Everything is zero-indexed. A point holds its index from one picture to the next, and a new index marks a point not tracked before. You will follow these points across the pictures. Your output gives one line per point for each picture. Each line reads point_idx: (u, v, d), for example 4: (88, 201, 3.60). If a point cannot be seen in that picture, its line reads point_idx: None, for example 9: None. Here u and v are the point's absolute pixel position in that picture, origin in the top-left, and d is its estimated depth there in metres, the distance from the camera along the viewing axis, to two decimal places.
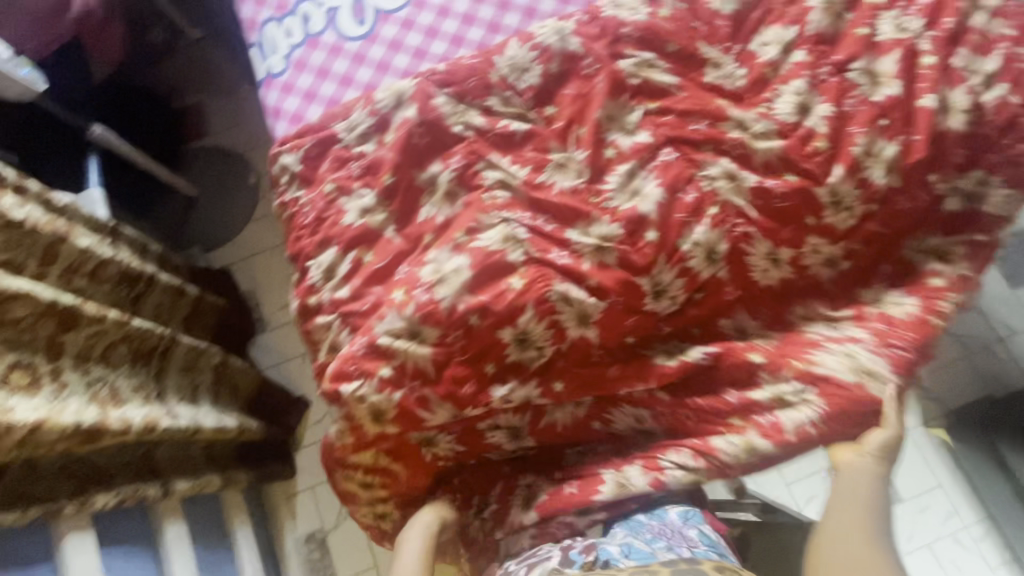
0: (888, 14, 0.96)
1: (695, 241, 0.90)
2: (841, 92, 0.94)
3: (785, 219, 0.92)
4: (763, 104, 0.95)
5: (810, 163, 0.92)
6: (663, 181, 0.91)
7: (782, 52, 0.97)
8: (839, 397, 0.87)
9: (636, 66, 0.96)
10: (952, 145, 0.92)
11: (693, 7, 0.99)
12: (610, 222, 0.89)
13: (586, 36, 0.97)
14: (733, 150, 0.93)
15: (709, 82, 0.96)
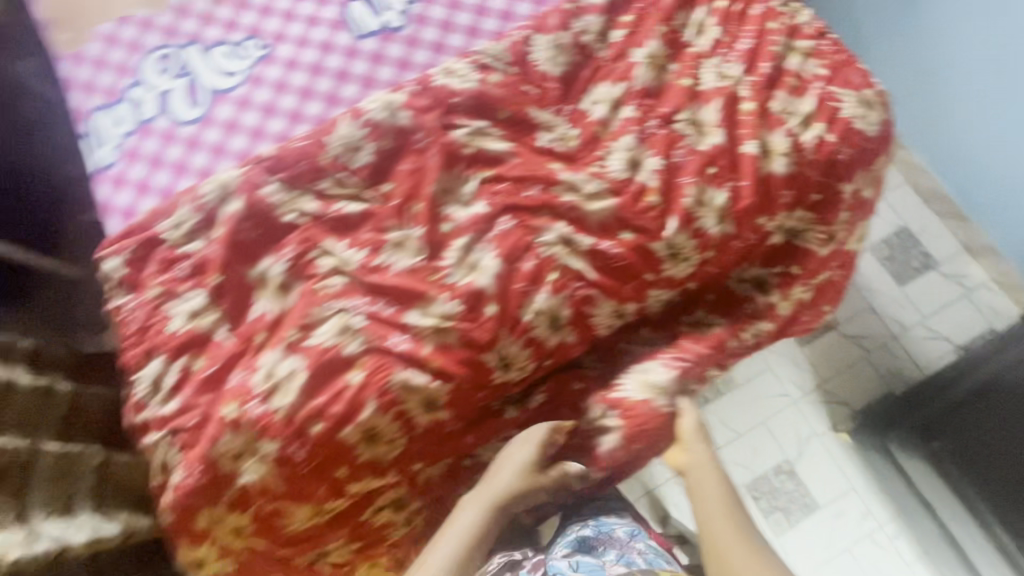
0: (710, 63, 1.02)
1: (536, 310, 0.89)
2: (669, 143, 0.97)
3: (625, 277, 0.93)
4: (596, 162, 0.96)
5: (645, 219, 0.93)
6: (500, 252, 0.91)
7: (611, 109, 1.00)
8: (647, 418, 0.96)
9: (469, 137, 0.97)
10: (780, 186, 0.96)
11: (525, 74, 1.03)
12: (450, 299, 0.89)
13: (415, 109, 0.98)
14: (568, 213, 0.93)
15: (542, 146, 0.98)
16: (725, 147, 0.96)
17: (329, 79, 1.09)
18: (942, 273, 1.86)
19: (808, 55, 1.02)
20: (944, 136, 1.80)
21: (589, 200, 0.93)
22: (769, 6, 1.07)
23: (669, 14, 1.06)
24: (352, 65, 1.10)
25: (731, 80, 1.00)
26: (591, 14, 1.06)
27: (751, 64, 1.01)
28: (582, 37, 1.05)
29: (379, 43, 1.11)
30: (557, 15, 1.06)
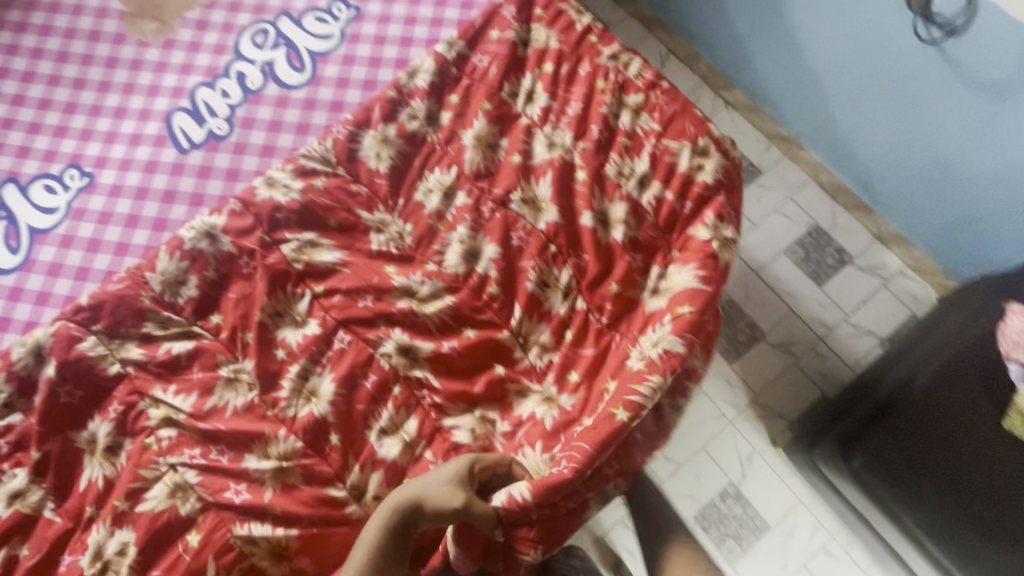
0: (540, 133, 0.99)
1: (381, 429, 0.84)
2: (506, 226, 0.93)
3: (474, 375, 0.88)
4: (434, 258, 0.92)
5: (487, 313, 0.89)
6: (336, 375, 0.85)
7: (444, 198, 0.96)
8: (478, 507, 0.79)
9: (296, 253, 0.92)
10: (625, 253, 0.91)
11: (353, 172, 0.98)
12: (288, 436, 0.83)
13: (236, 231, 0.93)
14: (404, 319, 0.88)
15: (375, 249, 0.93)
16: (562, 223, 0.92)
17: (155, 202, 1.04)
18: (858, 267, 1.82)
19: (640, 111, 1.00)
20: (832, 135, 1.78)
21: (423, 302, 0.89)
22: (596, 62, 1.04)
23: (496, 86, 1.03)
24: (178, 183, 1.05)
25: (563, 149, 0.97)
26: (417, 99, 1.03)
27: (582, 128, 0.98)
28: (407, 125, 1.01)
29: (205, 154, 1.06)
30: (380, 104, 1.02)
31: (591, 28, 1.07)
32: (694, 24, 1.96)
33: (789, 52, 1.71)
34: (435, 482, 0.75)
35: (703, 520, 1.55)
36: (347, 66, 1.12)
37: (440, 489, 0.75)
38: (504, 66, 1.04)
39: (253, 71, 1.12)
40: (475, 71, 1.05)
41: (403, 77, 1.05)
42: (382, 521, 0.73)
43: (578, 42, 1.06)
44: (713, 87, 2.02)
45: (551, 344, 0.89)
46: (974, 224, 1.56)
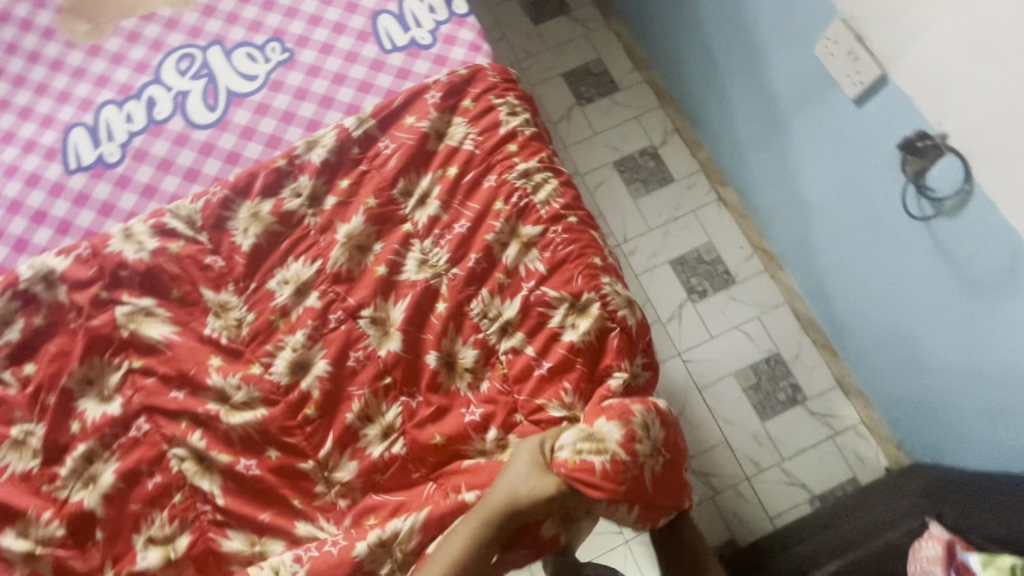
0: (418, 244, 0.91)
1: (149, 537, 0.78)
2: (346, 343, 0.85)
3: (260, 502, 0.80)
4: (263, 359, 0.85)
5: (296, 437, 0.82)
6: (120, 467, 0.80)
7: (295, 294, 0.88)
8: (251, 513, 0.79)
9: (127, 318, 0.87)
10: (466, 404, 0.83)
11: (214, 242, 0.92)
12: (50, 521, 0.78)
13: (74, 282, 0.89)
14: (207, 422, 0.82)
15: (207, 333, 0.87)
16: (403, 355, 0.84)
17: (24, 220, 0.99)
18: (809, 410, 1.68)
19: (530, 245, 0.90)
20: (813, 264, 1.63)
21: (232, 410, 0.83)
22: (504, 176, 0.94)
23: (390, 179, 0.94)
24: (52, 205, 1.00)
25: (433, 270, 0.89)
26: (306, 174, 0.95)
27: (461, 251, 0.89)
28: (287, 201, 0.94)
29: (87, 180, 1.01)
30: (265, 173, 0.95)
31: (512, 136, 0.98)
32: (702, 110, 1.83)
33: (786, 166, 1.55)
34: (517, 476, 0.74)
35: None
36: (258, 116, 1.05)
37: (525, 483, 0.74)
38: (406, 158, 0.95)
39: (164, 100, 1.07)
40: (377, 157, 0.97)
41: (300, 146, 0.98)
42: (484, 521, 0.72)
43: (494, 148, 0.96)
44: (710, 180, 1.89)
45: (355, 484, 0.80)
46: (930, 408, 1.42)
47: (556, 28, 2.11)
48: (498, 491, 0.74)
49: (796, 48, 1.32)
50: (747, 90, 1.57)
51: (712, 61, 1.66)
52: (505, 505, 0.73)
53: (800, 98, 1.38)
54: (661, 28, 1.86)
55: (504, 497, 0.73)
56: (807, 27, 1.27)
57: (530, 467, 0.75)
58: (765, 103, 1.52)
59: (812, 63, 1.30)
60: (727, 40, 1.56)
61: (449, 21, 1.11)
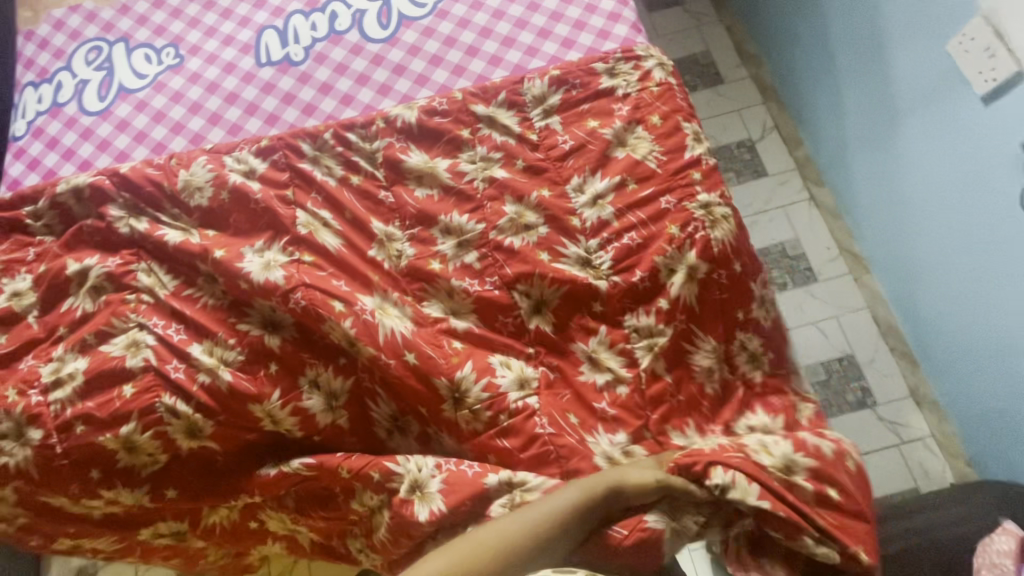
0: (584, 241, 0.93)
1: (313, 382, 0.90)
2: (497, 307, 0.91)
3: (398, 395, 0.90)
4: (414, 293, 0.93)
5: (435, 352, 0.88)
6: (297, 311, 0.90)
7: (457, 248, 0.95)
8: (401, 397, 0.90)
9: (305, 223, 0.97)
10: (602, 400, 0.87)
11: (390, 179, 1.01)
12: (234, 346, 0.91)
13: (269, 182, 1.01)
14: (358, 317, 0.89)
15: (372, 254, 0.95)
16: (550, 338, 0.90)
17: (219, 99, 1.15)
18: (878, 415, 1.68)
19: (692, 274, 0.91)
20: (904, 268, 1.64)
21: (384, 312, 0.90)
22: (684, 203, 0.94)
23: (566, 173, 0.98)
24: (243, 89, 1.16)
25: (594, 272, 0.92)
26: (484, 146, 1.02)
27: (614, 236, 0.92)
28: (462, 164, 1.01)
29: (275, 73, 1.16)
30: (447, 137, 1.03)
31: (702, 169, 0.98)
32: (810, 109, 1.86)
33: (893, 165, 1.56)
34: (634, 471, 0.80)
35: None
36: (424, 37, 1.18)
37: (638, 476, 0.79)
38: (582, 161, 0.98)
39: (344, 15, 1.21)
40: (553, 147, 1.01)
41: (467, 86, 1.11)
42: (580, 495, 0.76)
43: (677, 171, 0.97)
44: (806, 179, 1.91)
45: (482, 417, 0.86)
46: (1011, 424, 1.41)
47: (669, 19, 2.19)
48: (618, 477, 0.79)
49: (927, 43, 1.35)
50: (863, 87, 1.60)
51: (830, 58, 1.70)
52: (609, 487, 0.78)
53: (920, 95, 1.41)
54: (780, 25, 1.90)
55: (621, 481, 0.78)
56: (941, 22, 1.30)
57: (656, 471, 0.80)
58: (880, 100, 1.54)
59: (941, 59, 1.32)
60: (850, 35, 1.59)
61: None
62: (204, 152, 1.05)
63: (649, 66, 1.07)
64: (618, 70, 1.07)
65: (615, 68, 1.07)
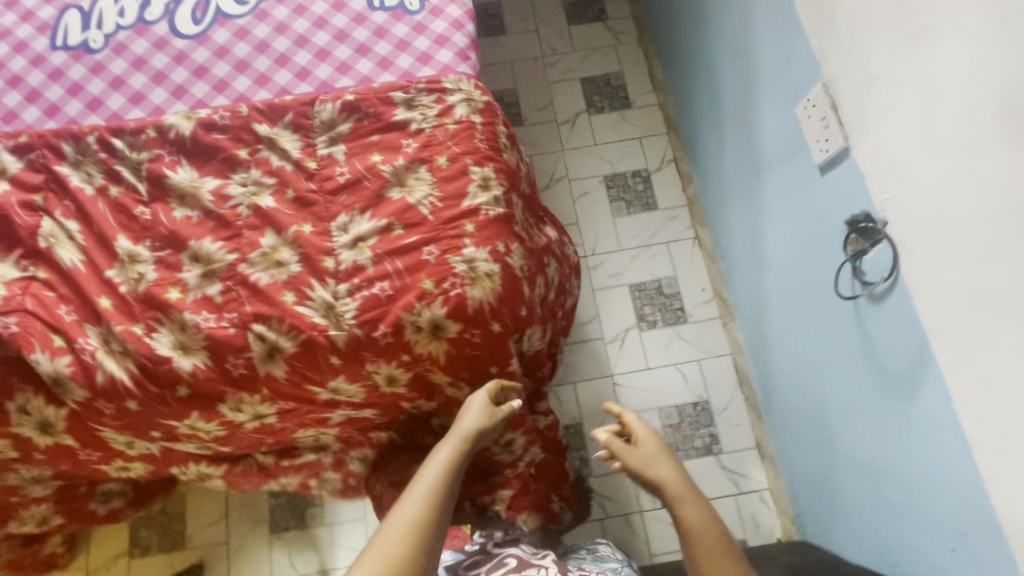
0: (335, 285, 0.88)
1: (23, 408, 0.86)
2: (228, 348, 0.86)
3: (134, 423, 0.89)
4: (147, 322, 0.88)
5: (156, 395, 0.86)
6: (15, 331, 0.85)
7: (201, 278, 0.89)
8: (124, 421, 0.89)
9: (47, 234, 0.91)
10: (334, 410, 0.97)
11: (151, 195, 0.94)
12: None
13: (19, 184, 0.94)
14: (80, 352, 0.85)
15: (110, 274, 0.89)
16: (281, 384, 0.88)
17: (2, 81, 1.07)
18: (721, 463, 1.68)
19: (439, 333, 0.88)
20: (759, 322, 1.62)
21: (109, 353, 0.86)
22: (446, 256, 0.89)
23: (334, 210, 0.93)
24: (30, 73, 1.07)
25: (337, 320, 0.87)
26: (258, 169, 0.95)
27: (365, 284, 0.88)
28: (231, 186, 0.94)
29: (67, 59, 1.08)
30: (220, 155, 0.96)
31: (482, 223, 0.93)
32: (701, 148, 1.82)
33: (757, 218, 1.53)
34: (474, 407, 0.91)
35: None
36: (237, 39, 1.09)
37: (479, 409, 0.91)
38: (354, 198, 0.93)
39: (157, 2, 1.12)
40: (328, 178, 0.94)
41: (264, 99, 1.04)
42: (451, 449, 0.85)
43: (449, 219, 0.92)
44: (693, 217, 1.88)
45: (219, 427, 0.94)
46: (827, 490, 1.41)
47: (588, 33, 2.11)
48: (455, 422, 0.90)
49: (784, 100, 1.30)
50: (740, 136, 1.56)
51: (718, 100, 1.65)
52: (470, 432, 0.89)
53: (779, 154, 1.36)
54: (683, 58, 1.85)
55: (461, 421, 0.90)
56: (794, 82, 1.25)
57: (489, 387, 0.93)
58: (752, 153, 1.50)
59: (793, 121, 1.28)
60: (731, 81, 1.55)
61: None
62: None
63: (454, 100, 1.01)
64: (419, 101, 1.00)
65: (417, 98, 1.00)
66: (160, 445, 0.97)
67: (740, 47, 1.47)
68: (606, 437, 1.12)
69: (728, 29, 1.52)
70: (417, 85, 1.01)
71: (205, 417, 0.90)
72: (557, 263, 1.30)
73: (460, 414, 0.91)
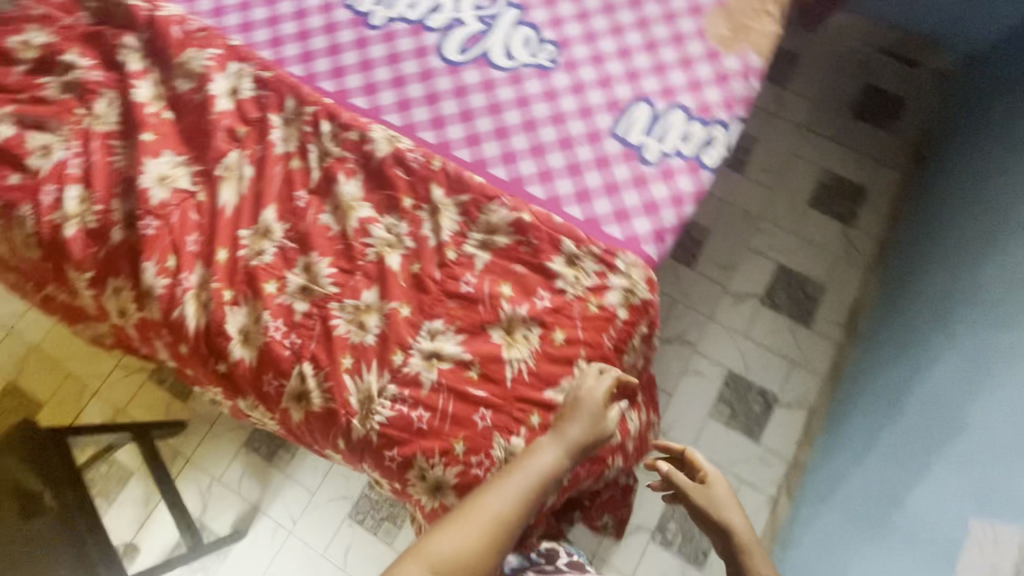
0: (387, 381, 0.86)
1: (118, 288, 0.95)
2: (273, 364, 0.88)
3: (177, 357, 0.95)
4: (237, 294, 0.92)
5: (204, 355, 0.92)
6: (151, 232, 0.93)
7: (299, 289, 0.91)
8: (172, 352, 0.95)
9: (225, 166, 0.98)
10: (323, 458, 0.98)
11: (317, 187, 0.97)
12: (96, 213, 0.96)
13: (238, 110, 1.02)
14: (178, 282, 0.92)
15: (242, 234, 0.94)
16: (291, 421, 0.89)
17: (290, 7, 1.12)
18: None
19: (437, 491, 0.85)
20: None
21: (196, 297, 0.92)
22: (494, 430, 0.84)
23: (437, 311, 0.89)
24: (315, 13, 1.11)
25: (366, 412, 0.85)
26: (408, 225, 0.94)
27: (408, 401, 0.85)
28: (377, 225, 0.94)
29: (346, 20, 1.11)
30: (389, 192, 0.96)
31: (547, 423, 0.85)
32: (845, 428, 1.53)
33: (845, 557, 1.26)
34: (588, 408, 0.84)
35: (355, 516, 1.58)
36: (481, 87, 1.07)
37: (592, 414, 0.84)
38: (461, 313, 0.89)
39: (444, 14, 1.13)
40: (455, 277, 0.91)
41: (461, 161, 1.01)
42: (557, 453, 0.82)
43: (522, 398, 0.85)
44: (785, 483, 1.61)
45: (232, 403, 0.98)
46: None
47: (820, 226, 1.82)
48: (564, 420, 0.84)
49: (966, 496, 1.03)
50: (893, 465, 1.28)
51: (897, 410, 1.36)
52: (579, 443, 0.83)
53: (918, 537, 1.09)
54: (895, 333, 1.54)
55: (570, 425, 0.83)
56: (992, 493, 0.97)
57: (605, 385, 0.85)
58: (892, 494, 1.23)
59: (958, 526, 1.01)
60: (925, 411, 1.26)
61: (684, 159, 1.04)
62: (222, 45, 1.05)
63: (614, 282, 0.92)
64: (583, 261, 0.92)
65: (583, 257, 0.92)
66: (187, 376, 1.03)
67: (965, 389, 1.18)
68: (669, 468, 1.07)
69: (965, 365, 1.22)
70: (592, 245, 0.93)
71: (225, 395, 0.94)
72: (624, 461, 1.12)
73: (570, 416, 0.84)
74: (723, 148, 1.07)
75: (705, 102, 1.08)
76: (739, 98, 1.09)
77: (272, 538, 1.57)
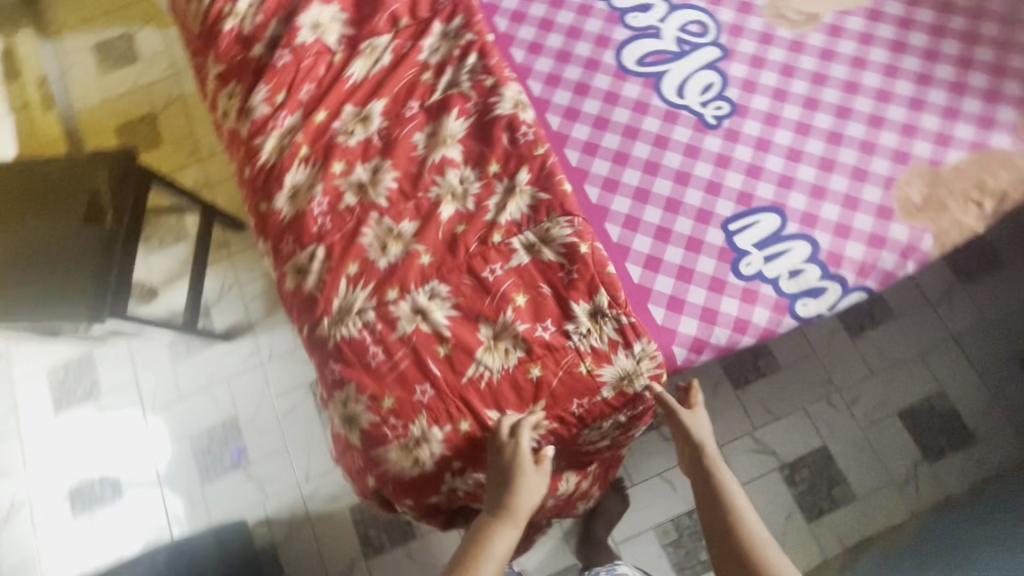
0: (373, 305, 0.88)
1: (232, 92, 1.03)
2: (299, 230, 0.93)
3: (239, 175, 1.03)
4: (310, 154, 0.97)
5: (257, 187, 0.99)
6: (282, 64, 1.00)
7: (358, 182, 0.94)
8: (239, 169, 1.03)
9: (371, 45, 1.02)
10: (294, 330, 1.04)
11: (429, 106, 0.98)
12: (253, 23, 1.04)
13: (413, 4, 1.04)
14: (275, 117, 0.98)
15: (346, 108, 0.99)
16: (284, 284, 0.95)
17: None
18: None
19: (348, 423, 0.87)
20: None
21: (280, 137, 0.98)
22: (425, 407, 0.84)
23: (451, 276, 0.89)
24: None
25: (339, 318, 0.88)
26: (480, 187, 0.93)
27: (375, 333, 0.87)
28: (454, 170, 0.94)
29: None
30: (483, 148, 0.95)
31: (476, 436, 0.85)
32: None
33: None
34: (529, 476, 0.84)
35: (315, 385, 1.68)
36: (631, 106, 1.02)
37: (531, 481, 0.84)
38: (469, 291, 0.88)
39: (645, 20, 1.08)
40: (486, 257, 0.89)
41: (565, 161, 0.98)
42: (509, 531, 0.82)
43: (467, 399, 0.85)
44: None
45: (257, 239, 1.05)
46: None
47: (893, 436, 1.55)
48: (507, 495, 0.84)
49: None
50: None
51: None
52: (521, 515, 0.83)
53: None
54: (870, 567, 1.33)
55: (512, 499, 0.83)
56: None
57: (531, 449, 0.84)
58: None
59: None
60: None
61: (777, 292, 0.93)
62: None
63: (619, 358, 0.87)
64: (604, 321, 0.88)
65: (606, 317, 0.88)
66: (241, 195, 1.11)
67: None
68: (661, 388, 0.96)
69: None
70: (623, 313, 0.87)
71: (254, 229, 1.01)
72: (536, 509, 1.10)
73: (515, 490, 0.84)
74: (826, 308, 0.94)
75: (840, 252, 0.94)
76: (880, 269, 0.94)
77: (245, 358, 1.71)
